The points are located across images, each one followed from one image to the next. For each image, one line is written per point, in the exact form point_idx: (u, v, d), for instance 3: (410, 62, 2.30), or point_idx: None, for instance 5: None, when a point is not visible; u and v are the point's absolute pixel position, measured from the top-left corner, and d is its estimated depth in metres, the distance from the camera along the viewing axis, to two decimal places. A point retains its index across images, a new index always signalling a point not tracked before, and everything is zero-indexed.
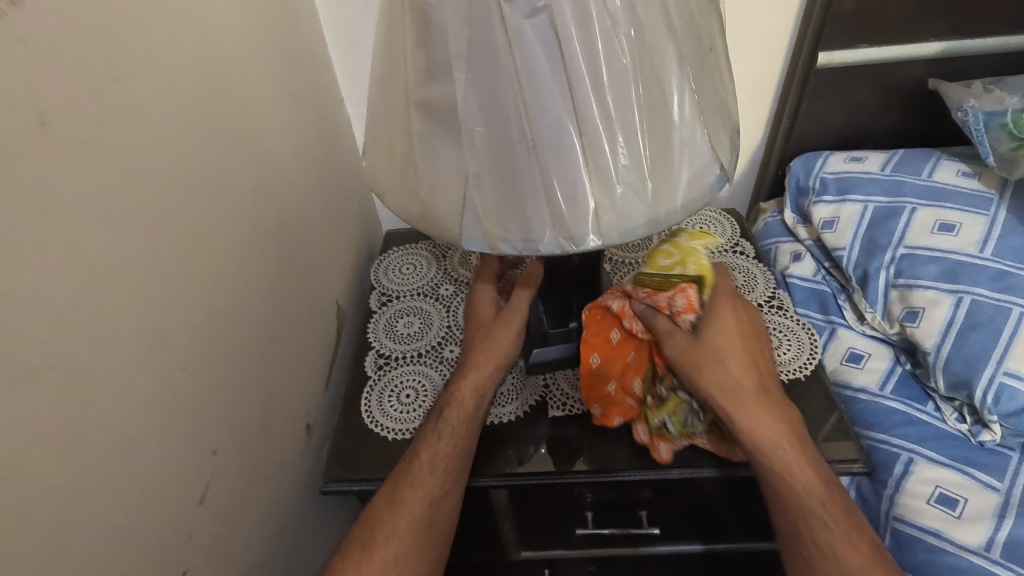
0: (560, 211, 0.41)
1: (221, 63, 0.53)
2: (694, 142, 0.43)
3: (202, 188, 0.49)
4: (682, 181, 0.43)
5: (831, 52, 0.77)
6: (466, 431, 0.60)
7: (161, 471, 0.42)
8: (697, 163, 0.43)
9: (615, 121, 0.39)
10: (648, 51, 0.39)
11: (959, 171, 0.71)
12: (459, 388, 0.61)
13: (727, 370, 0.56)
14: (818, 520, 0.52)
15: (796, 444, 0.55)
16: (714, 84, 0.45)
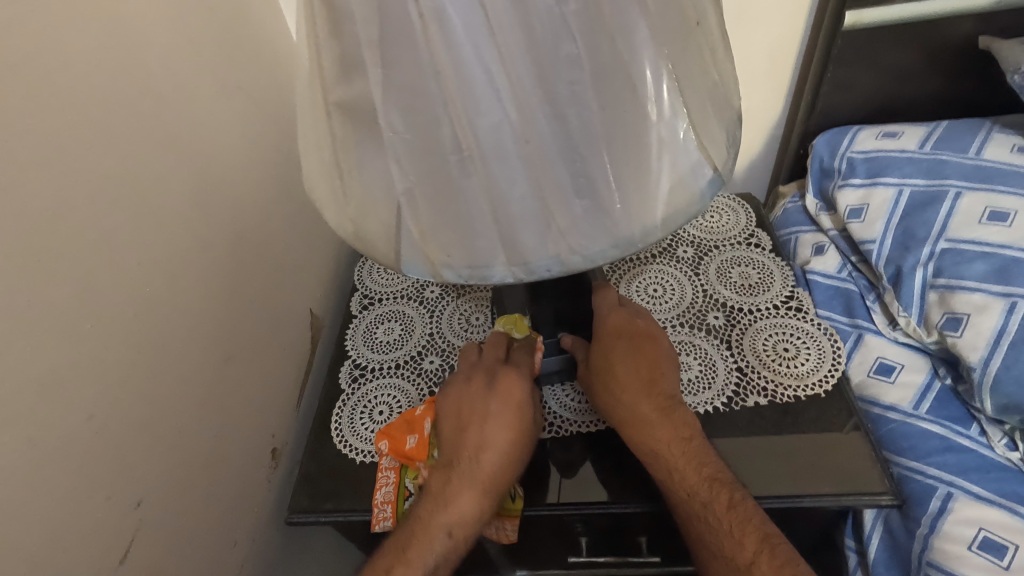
0: (509, 232, 0.34)
1: (133, 60, 0.46)
2: (676, 140, 0.35)
3: (109, 206, 0.43)
4: (663, 189, 0.35)
5: (861, 11, 0.65)
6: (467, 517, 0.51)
7: (61, 539, 0.37)
8: (680, 166, 0.35)
9: (569, 121, 0.31)
10: (611, 27, 0.30)
11: (1016, 146, 0.60)
12: (452, 494, 0.52)
13: (507, 459, 0.53)
14: (713, 531, 0.48)
15: (739, 541, 0.47)
16: (703, 63, 0.36)
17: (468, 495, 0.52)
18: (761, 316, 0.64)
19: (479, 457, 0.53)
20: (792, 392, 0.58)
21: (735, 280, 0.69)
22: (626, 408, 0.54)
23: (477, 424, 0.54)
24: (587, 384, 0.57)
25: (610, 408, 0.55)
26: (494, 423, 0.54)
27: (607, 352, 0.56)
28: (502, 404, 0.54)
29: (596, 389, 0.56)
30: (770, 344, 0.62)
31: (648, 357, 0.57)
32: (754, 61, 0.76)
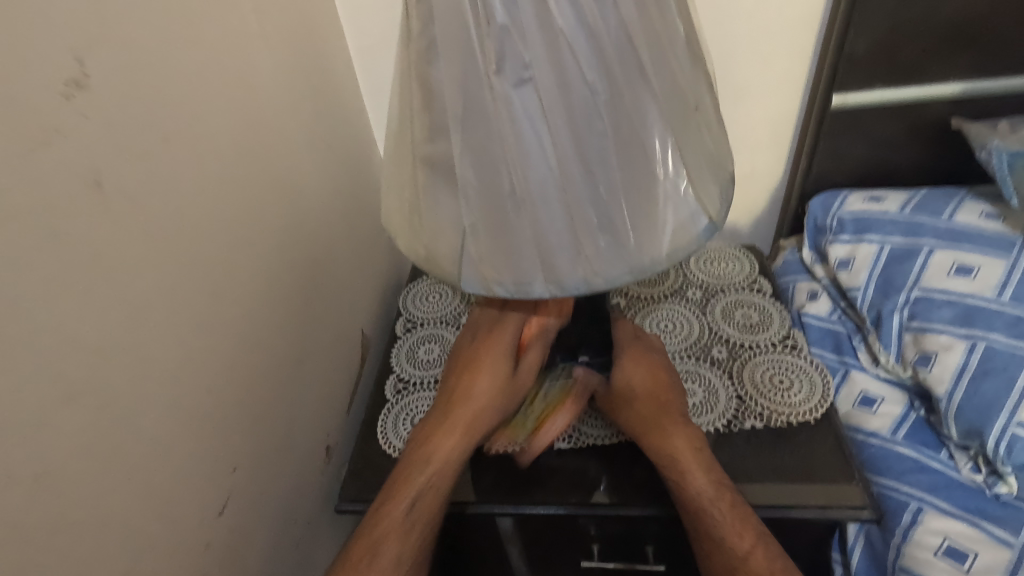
0: (548, 259, 0.44)
1: (259, 116, 0.59)
2: (679, 193, 0.45)
3: (235, 227, 0.54)
4: (668, 230, 0.45)
5: (846, 94, 0.77)
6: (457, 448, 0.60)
7: (187, 486, 0.47)
8: (681, 212, 0.45)
9: (596, 175, 0.42)
10: (629, 111, 0.42)
11: (983, 213, 0.69)
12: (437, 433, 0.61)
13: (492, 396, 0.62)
14: (717, 526, 0.55)
15: (740, 534, 0.55)
16: (701, 136, 0.47)
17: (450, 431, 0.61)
18: (761, 351, 0.73)
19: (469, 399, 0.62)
20: (784, 418, 0.66)
21: (738, 319, 0.77)
22: (643, 422, 0.62)
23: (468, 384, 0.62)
24: (606, 402, 0.65)
25: (631, 422, 0.63)
26: (488, 367, 0.62)
27: (629, 376, 0.65)
28: (489, 346, 0.63)
29: (618, 407, 0.64)
30: (766, 376, 0.70)
31: (667, 390, 0.65)
32: (758, 131, 0.88)
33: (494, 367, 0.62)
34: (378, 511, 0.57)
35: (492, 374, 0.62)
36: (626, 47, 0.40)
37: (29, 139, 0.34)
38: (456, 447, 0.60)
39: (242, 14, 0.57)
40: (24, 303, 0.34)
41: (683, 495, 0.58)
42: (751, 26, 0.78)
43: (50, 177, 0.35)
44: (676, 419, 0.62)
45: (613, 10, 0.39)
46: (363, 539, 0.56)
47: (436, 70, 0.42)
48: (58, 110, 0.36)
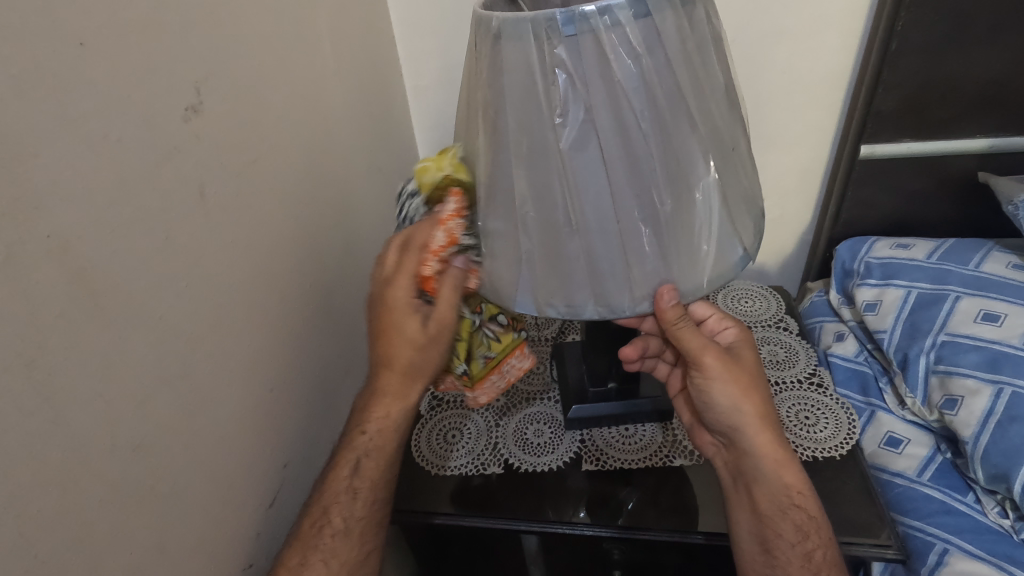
0: (602, 285, 0.44)
1: (329, 143, 0.64)
2: (718, 226, 0.45)
3: (302, 243, 0.59)
4: (707, 259, 0.45)
5: (873, 145, 0.80)
6: (395, 373, 0.54)
7: (246, 476, 0.51)
8: (722, 246, 0.46)
9: (644, 207, 0.42)
10: (676, 153, 0.42)
11: (1010, 263, 0.71)
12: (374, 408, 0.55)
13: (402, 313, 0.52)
14: (820, 534, 0.57)
15: (834, 546, 0.58)
16: (737, 174, 0.47)
17: (391, 377, 0.54)
18: (787, 387, 0.73)
19: (391, 351, 0.53)
20: (808, 453, 0.67)
21: (765, 356, 0.78)
22: (762, 420, 0.61)
23: (395, 385, 0.54)
24: (730, 385, 0.61)
25: (752, 418, 0.61)
26: (405, 307, 0.52)
27: (749, 370, 0.64)
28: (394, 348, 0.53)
29: (743, 398, 0.61)
30: (792, 412, 0.70)
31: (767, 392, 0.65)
32: (789, 177, 0.92)
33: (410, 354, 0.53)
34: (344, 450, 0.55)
35: (413, 311, 0.52)
36: (676, 93, 0.41)
37: (152, 151, 0.39)
38: (405, 350, 0.53)
39: (322, 52, 0.62)
40: (139, 293, 0.38)
41: (794, 499, 0.59)
42: (782, 78, 0.83)
43: (166, 188, 0.41)
44: (775, 417, 0.63)
45: (663, 60, 0.40)
46: (315, 509, 0.53)
47: (500, 121, 0.43)
48: (178, 130, 0.42)
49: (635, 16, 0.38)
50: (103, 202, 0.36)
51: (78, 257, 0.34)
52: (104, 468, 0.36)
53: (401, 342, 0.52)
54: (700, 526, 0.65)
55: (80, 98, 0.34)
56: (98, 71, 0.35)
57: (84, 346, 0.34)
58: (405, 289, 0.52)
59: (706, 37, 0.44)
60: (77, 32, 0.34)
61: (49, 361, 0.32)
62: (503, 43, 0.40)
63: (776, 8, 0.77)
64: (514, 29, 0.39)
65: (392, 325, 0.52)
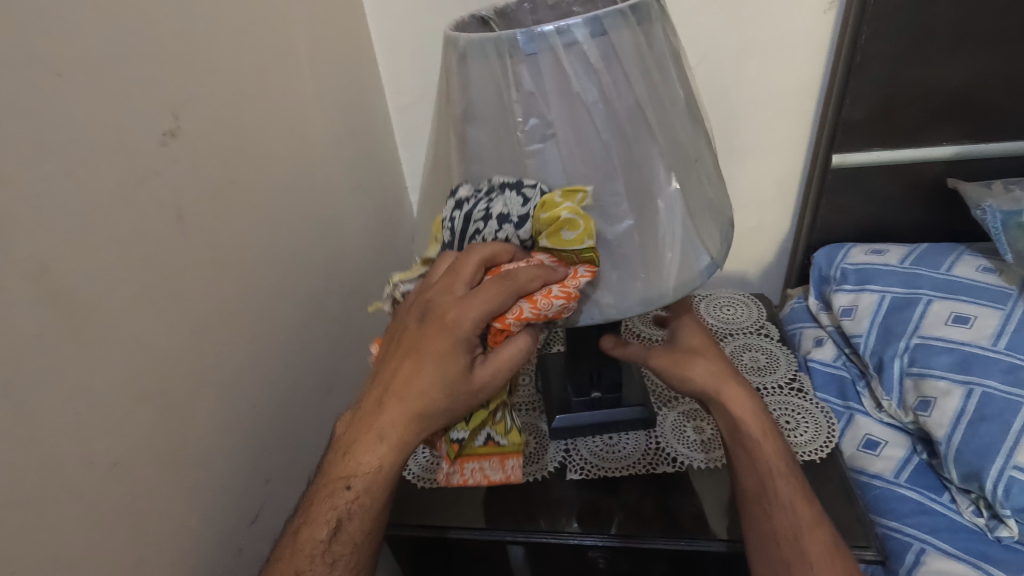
0: None
1: (309, 162, 0.65)
2: (681, 233, 0.46)
3: (282, 260, 0.60)
4: (672, 266, 0.46)
5: (845, 154, 0.82)
6: (402, 397, 0.45)
7: (227, 492, 0.51)
8: (686, 254, 0.47)
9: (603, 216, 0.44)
10: (636, 163, 0.43)
11: (980, 267, 0.72)
12: (377, 413, 0.46)
13: (433, 338, 0.44)
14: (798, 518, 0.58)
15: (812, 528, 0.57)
16: (701, 184, 0.49)
17: (397, 404, 0.45)
18: (767, 393, 0.74)
19: (410, 378, 0.45)
20: None
21: (746, 362, 0.79)
22: None
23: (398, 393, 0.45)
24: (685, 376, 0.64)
25: None
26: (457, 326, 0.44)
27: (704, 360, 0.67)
28: (412, 367, 0.45)
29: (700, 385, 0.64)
30: (773, 417, 0.71)
31: None
32: (765, 186, 0.94)
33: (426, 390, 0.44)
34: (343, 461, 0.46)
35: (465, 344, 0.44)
36: (634, 106, 0.42)
37: (130, 176, 0.41)
38: (432, 375, 0.44)
39: (299, 72, 0.64)
40: (118, 314, 0.39)
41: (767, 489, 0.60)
42: (754, 92, 0.85)
43: (143, 212, 0.42)
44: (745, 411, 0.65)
45: (621, 73, 0.42)
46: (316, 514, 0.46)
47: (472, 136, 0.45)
48: (156, 155, 0.43)
49: (591, 33, 0.40)
50: (80, 228, 0.37)
51: (56, 281, 0.35)
52: (82, 487, 0.37)
53: (421, 352, 0.45)
54: (683, 531, 0.65)
55: (58, 128, 0.36)
56: (77, 101, 0.37)
57: (63, 368, 0.35)
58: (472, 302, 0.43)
59: (665, 54, 0.45)
60: (55, 63, 0.36)
61: (27, 382, 0.33)
62: (470, 63, 0.43)
63: (744, 24, 0.80)
64: (479, 51, 0.42)
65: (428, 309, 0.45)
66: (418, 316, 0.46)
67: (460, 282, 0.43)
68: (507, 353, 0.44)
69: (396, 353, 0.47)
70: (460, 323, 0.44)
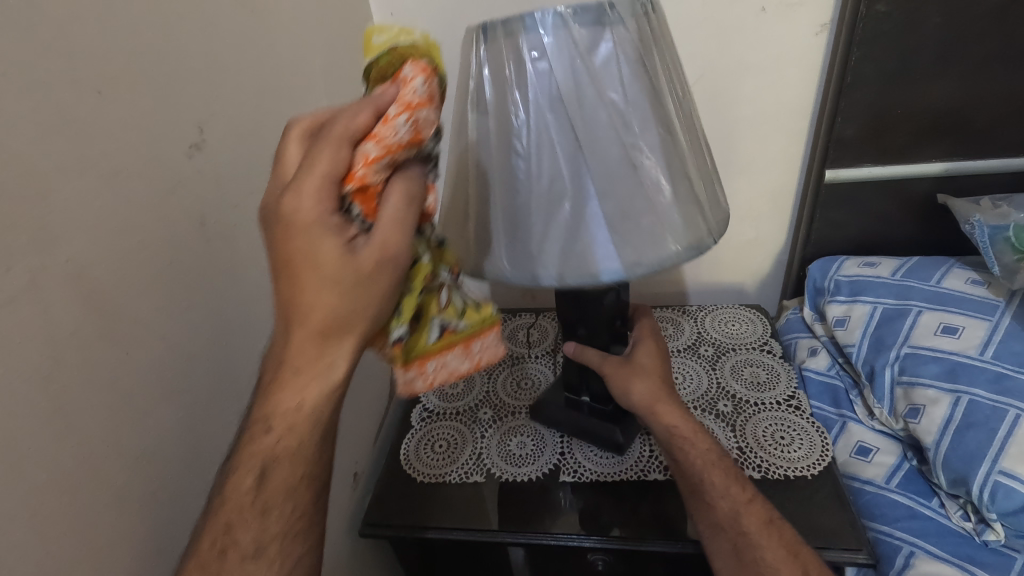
0: (577, 254, 0.45)
1: None
2: (687, 200, 0.47)
3: None
4: (682, 229, 0.47)
5: (838, 169, 0.85)
6: (307, 312, 0.39)
7: None
8: (693, 219, 0.47)
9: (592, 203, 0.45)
10: (640, 126, 0.45)
11: (969, 279, 0.75)
12: (293, 345, 0.40)
13: (296, 226, 0.38)
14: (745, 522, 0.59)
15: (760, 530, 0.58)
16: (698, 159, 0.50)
17: (307, 327, 0.40)
18: (764, 408, 0.76)
19: (303, 290, 0.39)
20: (782, 471, 0.68)
21: (746, 377, 0.81)
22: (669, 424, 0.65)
23: (308, 315, 0.39)
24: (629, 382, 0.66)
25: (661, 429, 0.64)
26: (312, 199, 0.38)
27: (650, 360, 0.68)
28: (299, 274, 0.38)
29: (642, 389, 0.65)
30: (768, 432, 0.73)
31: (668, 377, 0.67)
32: (760, 200, 0.96)
33: (325, 287, 0.38)
34: (251, 427, 0.42)
35: (330, 216, 0.38)
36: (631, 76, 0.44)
37: (159, 187, 0.43)
38: (324, 277, 0.38)
39: (313, 87, 0.67)
40: (146, 316, 0.42)
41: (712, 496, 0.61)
42: (750, 109, 0.88)
43: (170, 219, 0.44)
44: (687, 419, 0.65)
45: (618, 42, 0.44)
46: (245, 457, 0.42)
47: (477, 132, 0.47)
48: (183, 167, 0.46)
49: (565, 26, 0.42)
50: (115, 234, 0.40)
51: (94, 283, 0.38)
52: (110, 477, 0.39)
53: (302, 261, 0.38)
54: (678, 535, 0.67)
55: (98, 142, 0.38)
56: (116, 118, 0.40)
57: (98, 365, 0.38)
58: (317, 165, 0.38)
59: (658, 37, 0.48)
60: (97, 83, 0.38)
61: (65, 377, 0.36)
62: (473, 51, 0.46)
63: (740, 44, 0.83)
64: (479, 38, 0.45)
65: (277, 213, 0.39)
66: (275, 225, 0.39)
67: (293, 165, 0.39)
68: (385, 211, 0.39)
69: (278, 274, 0.39)
70: (320, 201, 0.38)
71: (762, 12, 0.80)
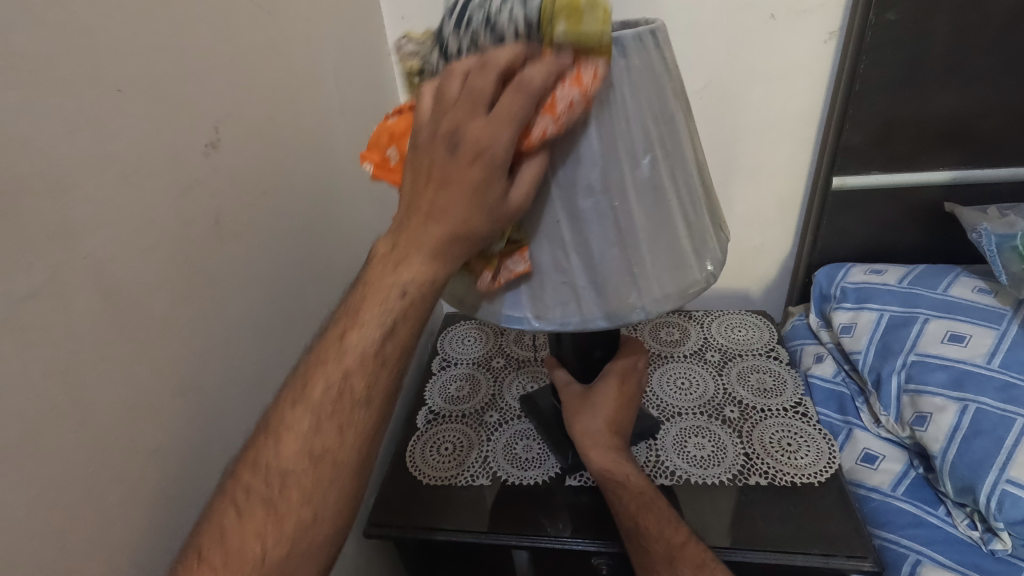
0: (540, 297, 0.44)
1: (332, 173, 0.68)
2: (668, 250, 0.43)
3: (305, 266, 0.63)
4: (657, 283, 0.43)
5: (844, 177, 0.85)
6: (428, 240, 0.37)
7: None
8: (671, 270, 0.44)
9: (595, 240, 0.42)
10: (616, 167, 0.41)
11: (975, 288, 0.74)
12: (401, 260, 0.38)
13: (455, 153, 0.36)
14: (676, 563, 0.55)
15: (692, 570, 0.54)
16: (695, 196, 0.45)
17: (421, 257, 0.38)
18: (771, 415, 0.76)
19: (434, 218, 0.37)
20: (789, 478, 0.68)
21: (753, 383, 0.81)
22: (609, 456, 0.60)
23: (421, 241, 0.38)
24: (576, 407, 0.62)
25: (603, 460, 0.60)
26: (483, 133, 0.35)
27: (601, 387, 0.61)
28: (441, 195, 0.37)
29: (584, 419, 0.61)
30: (775, 439, 0.73)
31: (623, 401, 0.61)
32: (767, 206, 0.96)
33: (454, 222, 0.37)
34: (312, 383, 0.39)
35: (491, 166, 0.36)
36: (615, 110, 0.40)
37: (176, 185, 0.44)
38: (461, 209, 0.36)
39: (325, 88, 0.67)
40: (160, 313, 0.42)
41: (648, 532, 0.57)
42: (759, 115, 0.88)
43: (185, 217, 0.45)
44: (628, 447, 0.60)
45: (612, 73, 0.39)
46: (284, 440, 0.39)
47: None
48: (199, 166, 0.46)
49: None
50: (132, 231, 0.40)
51: (111, 279, 0.38)
52: (124, 473, 0.39)
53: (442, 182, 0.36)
54: None
55: (117, 139, 0.39)
56: (135, 116, 0.40)
57: (114, 361, 0.38)
58: (503, 106, 0.34)
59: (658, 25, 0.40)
60: (117, 81, 0.39)
61: (82, 372, 0.36)
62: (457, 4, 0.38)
63: (749, 51, 0.83)
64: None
65: (447, 126, 0.36)
66: (435, 138, 0.37)
67: (476, 88, 0.35)
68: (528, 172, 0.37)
69: (418, 181, 0.38)
70: (488, 142, 0.35)
71: (771, 18, 0.80)
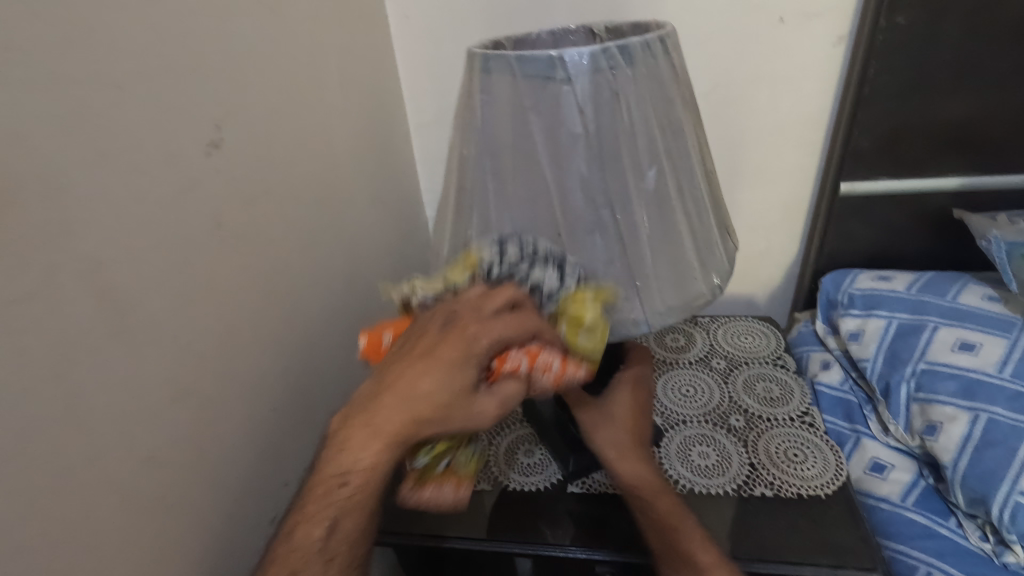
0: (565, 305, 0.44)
1: (334, 174, 0.67)
2: (678, 255, 0.45)
3: (307, 269, 0.62)
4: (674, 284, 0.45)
5: (852, 182, 0.85)
6: (411, 400, 0.42)
7: (248, 492, 0.52)
8: (683, 276, 0.45)
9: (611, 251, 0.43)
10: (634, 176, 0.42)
11: (985, 295, 0.73)
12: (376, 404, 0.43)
13: (450, 345, 0.42)
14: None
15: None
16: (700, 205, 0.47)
17: (394, 411, 0.43)
18: (777, 424, 0.75)
19: (416, 384, 0.42)
20: (796, 489, 0.67)
21: (759, 392, 0.80)
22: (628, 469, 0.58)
23: (402, 387, 0.42)
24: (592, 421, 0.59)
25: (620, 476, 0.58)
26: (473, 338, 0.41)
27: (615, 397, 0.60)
28: (425, 366, 0.42)
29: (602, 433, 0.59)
30: (781, 448, 0.72)
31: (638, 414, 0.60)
32: (773, 211, 0.96)
33: (431, 395, 0.42)
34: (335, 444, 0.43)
35: (473, 364, 0.42)
36: (627, 119, 0.42)
37: (176, 185, 0.43)
38: (441, 383, 0.42)
39: (328, 88, 0.66)
40: (159, 315, 0.41)
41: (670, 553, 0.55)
42: (766, 119, 0.87)
43: (185, 217, 0.44)
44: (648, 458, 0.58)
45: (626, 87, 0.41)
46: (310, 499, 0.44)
47: (483, 157, 0.45)
48: (200, 166, 0.45)
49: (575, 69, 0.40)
50: (131, 231, 0.39)
51: (108, 280, 0.37)
52: (121, 479, 0.38)
53: (431, 360, 0.42)
54: None
55: (116, 136, 0.38)
56: (135, 113, 0.39)
57: (110, 364, 0.37)
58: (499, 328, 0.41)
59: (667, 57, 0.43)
60: (116, 77, 0.38)
61: (78, 375, 0.35)
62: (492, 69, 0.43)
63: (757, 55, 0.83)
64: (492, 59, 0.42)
65: (446, 315, 0.42)
66: (434, 319, 0.43)
67: (487, 306, 0.42)
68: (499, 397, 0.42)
69: (408, 342, 0.44)
70: (478, 340, 0.41)
71: (780, 22, 0.80)
